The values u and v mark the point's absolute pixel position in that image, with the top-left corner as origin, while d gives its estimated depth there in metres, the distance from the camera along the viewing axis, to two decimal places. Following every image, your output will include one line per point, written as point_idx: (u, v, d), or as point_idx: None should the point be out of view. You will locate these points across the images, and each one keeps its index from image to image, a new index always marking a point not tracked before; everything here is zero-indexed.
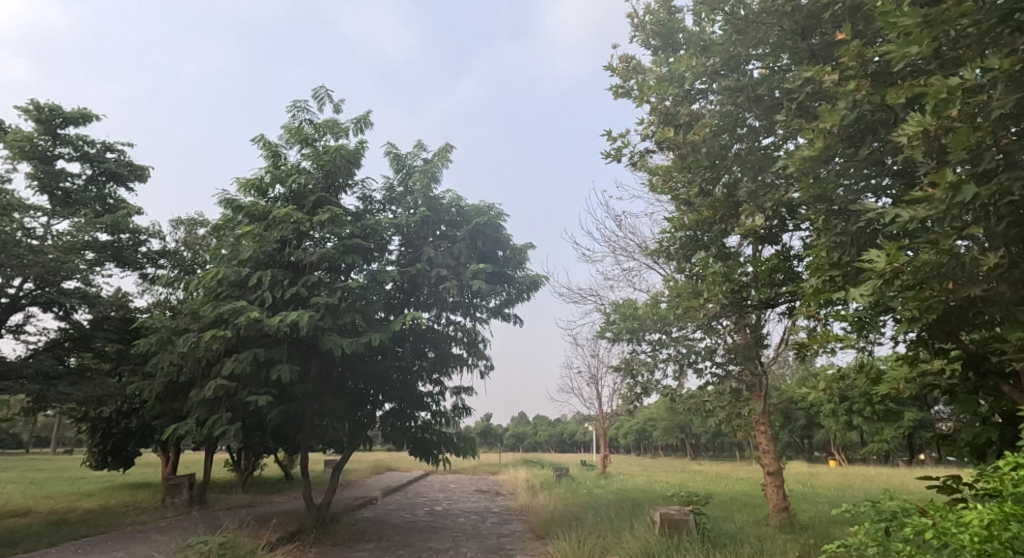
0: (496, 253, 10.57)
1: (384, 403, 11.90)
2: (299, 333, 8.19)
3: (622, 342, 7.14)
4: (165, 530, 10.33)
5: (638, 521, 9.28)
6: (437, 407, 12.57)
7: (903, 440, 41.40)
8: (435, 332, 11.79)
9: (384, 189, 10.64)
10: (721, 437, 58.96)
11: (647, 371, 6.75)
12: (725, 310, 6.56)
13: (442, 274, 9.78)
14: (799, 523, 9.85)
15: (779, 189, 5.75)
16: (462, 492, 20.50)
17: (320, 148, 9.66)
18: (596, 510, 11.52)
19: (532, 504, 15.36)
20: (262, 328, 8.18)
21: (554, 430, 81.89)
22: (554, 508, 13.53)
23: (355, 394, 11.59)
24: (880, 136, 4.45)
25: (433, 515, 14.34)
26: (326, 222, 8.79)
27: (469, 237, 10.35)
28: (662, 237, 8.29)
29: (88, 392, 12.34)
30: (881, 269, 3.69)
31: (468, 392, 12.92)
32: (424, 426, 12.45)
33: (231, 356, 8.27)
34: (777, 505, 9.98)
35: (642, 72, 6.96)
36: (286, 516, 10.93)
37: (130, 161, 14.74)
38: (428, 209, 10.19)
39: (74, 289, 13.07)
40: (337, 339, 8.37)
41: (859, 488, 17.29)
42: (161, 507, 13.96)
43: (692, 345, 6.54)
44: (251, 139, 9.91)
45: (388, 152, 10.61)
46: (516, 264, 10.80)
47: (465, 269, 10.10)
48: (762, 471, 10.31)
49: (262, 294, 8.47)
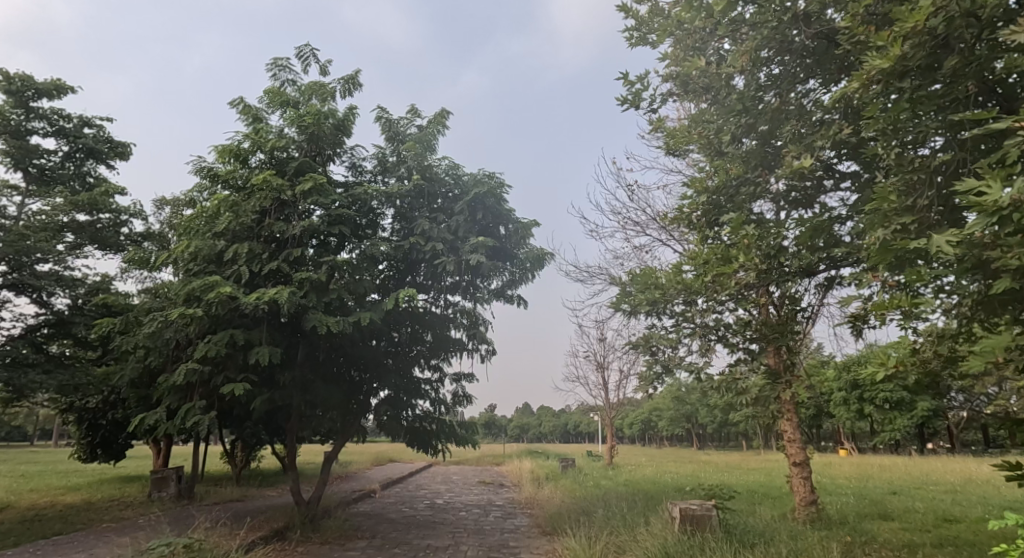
0: (498, 228, 9.77)
1: (380, 391, 11.16)
2: (280, 312, 7.38)
3: (639, 317, 6.28)
4: (140, 528, 9.55)
5: (655, 517, 8.47)
6: (436, 395, 11.83)
7: (915, 430, 40.60)
8: (433, 314, 11.04)
9: (376, 158, 9.84)
10: (728, 428, 58.26)
11: (668, 349, 5.92)
12: (759, 278, 5.72)
13: (438, 249, 8.97)
14: (829, 518, 9.04)
15: (827, 132, 4.88)
16: (464, 484, 19.75)
17: (305, 111, 8.85)
18: (608, 505, 10.68)
19: (538, 497, 14.58)
20: (238, 306, 7.37)
21: (558, 420, 81.33)
22: (561, 502, 12.72)
23: (348, 381, 10.84)
24: (971, 51, 3.59)
25: (433, 510, 13.60)
26: (311, 190, 7.97)
27: (467, 209, 9.53)
28: (681, 204, 7.45)
29: (64, 381, 11.56)
30: (995, 201, 2.84)
31: (469, 379, 12.15)
32: (422, 416, 11.71)
33: (205, 337, 7.47)
34: (804, 498, 9.16)
35: (661, 9, 6.09)
36: (272, 512, 10.18)
37: (110, 137, 13.92)
38: (423, 179, 9.38)
39: (49, 272, 12.24)
40: (321, 318, 7.57)
41: (880, 479, 16.48)
42: (146, 502, 13.25)
43: (722, 318, 5.69)
44: (229, 102, 9.06)
45: (380, 118, 9.80)
46: (519, 240, 9.98)
47: (463, 244, 9.28)
48: (788, 461, 9.48)
49: (239, 269, 7.65)
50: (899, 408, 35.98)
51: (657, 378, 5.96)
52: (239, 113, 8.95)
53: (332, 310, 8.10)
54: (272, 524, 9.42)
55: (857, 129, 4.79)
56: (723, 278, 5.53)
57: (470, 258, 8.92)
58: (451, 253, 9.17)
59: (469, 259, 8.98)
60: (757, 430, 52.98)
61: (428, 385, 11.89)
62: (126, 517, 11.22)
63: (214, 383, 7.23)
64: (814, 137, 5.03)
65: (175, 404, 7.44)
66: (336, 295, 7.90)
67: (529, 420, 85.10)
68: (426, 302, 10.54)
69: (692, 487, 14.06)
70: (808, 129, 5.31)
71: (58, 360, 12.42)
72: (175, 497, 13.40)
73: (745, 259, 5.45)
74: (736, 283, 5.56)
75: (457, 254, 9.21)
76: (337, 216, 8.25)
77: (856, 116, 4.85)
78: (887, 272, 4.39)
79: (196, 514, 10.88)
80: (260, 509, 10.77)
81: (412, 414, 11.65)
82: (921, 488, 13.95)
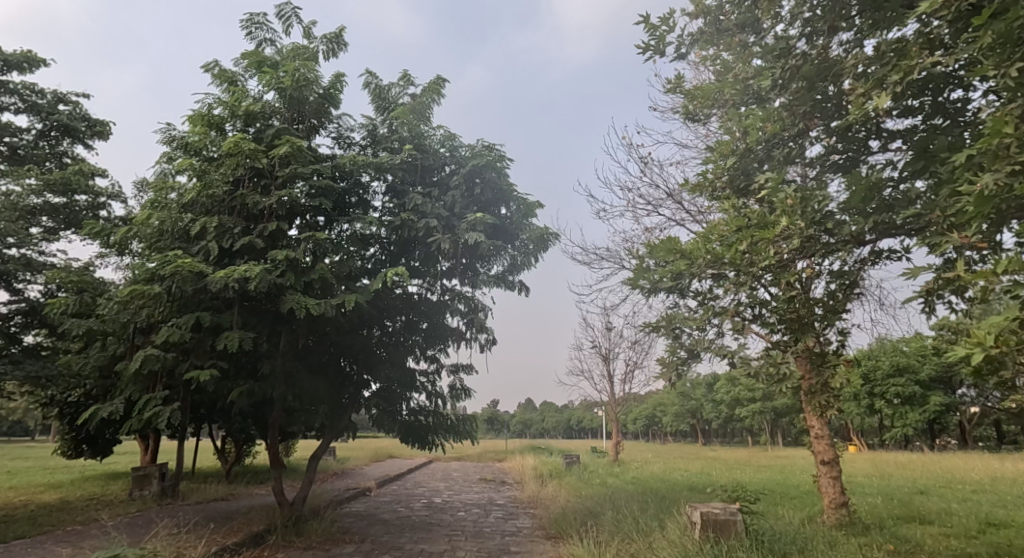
0: (498, 205, 8.95)
1: (372, 384, 10.39)
2: (253, 292, 6.58)
3: (660, 294, 5.43)
4: (108, 531, 8.79)
5: (671, 521, 7.68)
6: (433, 387, 11.06)
7: (926, 425, 39.76)
8: (428, 301, 10.28)
9: (365, 129, 9.02)
10: (733, 423, 57.53)
11: (694, 331, 5.06)
12: (804, 247, 4.86)
13: (433, 226, 8.20)
14: (862, 521, 8.24)
15: (896, 63, 4.03)
16: (465, 481, 19.01)
17: (284, 74, 8.01)
18: (617, 506, 9.91)
19: (541, 497, 13.79)
20: (206, 286, 6.57)
21: (561, 416, 80.76)
22: (566, 502, 11.94)
23: (338, 373, 10.06)
24: None
25: (431, 509, 12.85)
26: (288, 158, 7.15)
27: (464, 183, 8.69)
28: (704, 170, 6.63)
29: (33, 373, 10.77)
30: None
31: (468, 371, 11.38)
32: (417, 411, 10.91)
33: (168, 321, 6.67)
34: (834, 500, 8.36)
35: None
36: (253, 514, 9.41)
37: (88, 116, 13.12)
38: (415, 150, 8.57)
39: (19, 257, 11.43)
40: (300, 299, 6.79)
41: (902, 477, 15.67)
42: (126, 501, 12.52)
43: (759, 294, 4.85)
44: (202, 65, 8.18)
45: (369, 83, 8.97)
46: (522, 217, 9.17)
47: (460, 221, 8.48)
48: (815, 460, 8.66)
49: (208, 245, 6.85)
50: (910, 403, 35.18)
51: (681, 367, 5.10)
52: (213, 77, 8.10)
53: (312, 292, 7.34)
54: (251, 527, 8.66)
55: (933, 60, 3.94)
56: (762, 246, 4.70)
57: (468, 237, 8.16)
58: (447, 231, 8.42)
59: (466, 239, 8.21)
60: (764, 425, 52.18)
61: (424, 377, 11.13)
62: (100, 519, 10.47)
63: (178, 373, 6.45)
64: (879, 71, 4.16)
65: (135, 395, 6.66)
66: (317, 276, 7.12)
67: (532, 415, 84.47)
68: (421, 287, 9.74)
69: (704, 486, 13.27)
70: (866, 67, 4.46)
71: (29, 350, 11.64)
72: (156, 496, 12.66)
73: (790, 223, 4.58)
74: (776, 252, 4.73)
75: (454, 233, 8.45)
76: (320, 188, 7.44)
77: (932, 44, 4.00)
78: (976, 230, 3.55)
79: (173, 516, 10.12)
80: (241, 509, 10.01)
81: (407, 409, 10.86)
82: (948, 487, 13.15)
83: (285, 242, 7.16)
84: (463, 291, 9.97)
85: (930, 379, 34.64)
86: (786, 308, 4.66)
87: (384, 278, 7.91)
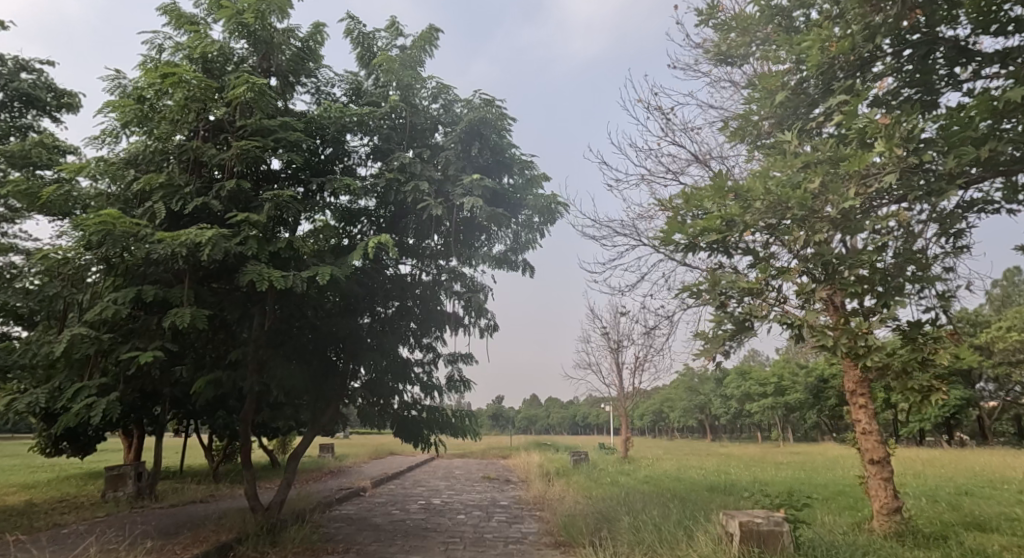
0: (499, 169, 7.88)
1: (360, 374, 9.38)
2: (208, 260, 5.55)
3: (701, 253, 4.32)
4: (57, 540, 7.79)
5: (700, 531, 6.58)
6: (428, 379, 10.05)
7: (943, 421, 38.53)
8: (422, 283, 9.27)
9: (347, 84, 7.94)
10: (742, 419, 56.34)
11: (746, 298, 3.97)
12: (893, 187, 3.77)
13: (423, 190, 7.22)
14: (919, 529, 7.13)
15: None
16: (467, 480, 17.99)
17: (251, 14, 6.90)
18: (634, 510, 8.89)
19: (548, 497, 12.74)
20: (151, 253, 5.52)
21: (567, 412, 79.78)
22: (575, 504, 10.91)
23: (322, 362, 9.06)
24: None
25: (428, 511, 11.81)
26: (252, 105, 6.09)
27: (460, 143, 7.63)
28: (746, 110, 5.57)
29: None
30: None
31: (467, 361, 10.35)
32: (411, 405, 9.88)
33: (107, 296, 5.62)
34: (885, 505, 7.23)
35: None
36: (224, 519, 8.39)
37: (55, 86, 12.14)
38: (403, 105, 7.54)
39: None
40: (263, 270, 5.75)
41: (937, 475, 14.58)
42: (97, 503, 11.54)
43: (834, 247, 3.76)
44: (158, 7, 7.09)
45: (351, 31, 7.88)
46: (527, 184, 8.10)
47: (455, 185, 7.44)
48: (863, 459, 7.55)
49: (156, 205, 5.81)
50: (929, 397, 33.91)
51: (728, 346, 4.02)
52: (170, 18, 7.00)
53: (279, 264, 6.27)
54: (220, 535, 7.66)
55: None
56: (838, 183, 3.60)
57: (462, 204, 7.16)
58: (440, 198, 7.43)
59: (460, 205, 7.21)
60: (775, 421, 51.04)
61: (419, 368, 10.11)
62: (60, 523, 9.49)
63: (116, 358, 5.42)
64: None
65: (69, 384, 5.64)
66: (286, 245, 6.09)
67: (537, 411, 83.48)
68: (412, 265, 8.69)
69: (726, 487, 12.21)
70: None
71: None
72: (129, 497, 11.68)
73: (877, 153, 3.49)
74: (856, 191, 3.64)
75: (448, 200, 7.44)
76: (290, 144, 6.40)
77: None
78: None
79: (139, 521, 9.13)
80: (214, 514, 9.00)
81: (399, 403, 9.85)
82: (993, 487, 12.06)
83: (249, 205, 6.12)
84: (459, 269, 8.92)
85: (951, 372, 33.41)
86: (873, 264, 3.58)
87: (368, 250, 6.88)
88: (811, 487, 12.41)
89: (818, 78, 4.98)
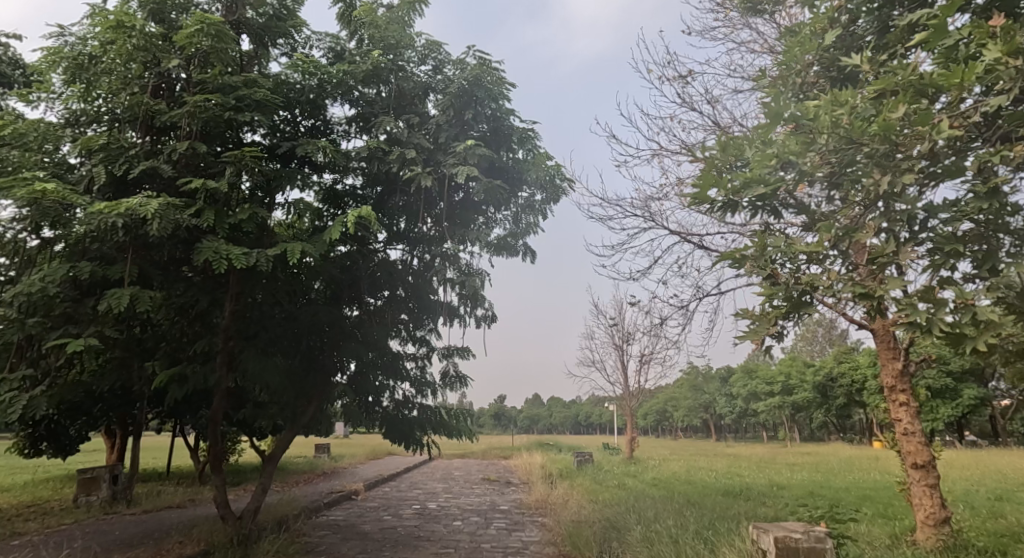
0: (497, 140, 7.07)
1: (346, 368, 8.59)
2: (150, 231, 4.74)
3: (742, 212, 3.47)
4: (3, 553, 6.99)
5: (725, 547, 5.74)
6: (421, 375, 9.26)
7: (954, 422, 37.72)
8: (413, 269, 8.47)
9: (327, 44, 7.10)
10: (747, 419, 55.49)
11: (800, 265, 3.14)
12: (999, 120, 2.90)
13: (411, 160, 6.43)
14: (970, 543, 6.29)
15: None
16: (465, 482, 17.16)
17: None
18: (646, 519, 8.10)
19: (551, 502, 11.94)
20: (85, 222, 4.72)
21: (569, 412, 78.99)
22: (580, 510, 10.11)
23: (304, 355, 8.28)
24: None
25: (422, 517, 11.01)
26: (204, 55, 5.24)
27: (453, 110, 6.81)
28: (781, 57, 4.72)
29: None
30: None
31: (464, 355, 9.56)
32: (401, 402, 9.09)
33: (36, 272, 4.82)
34: (931, 516, 6.38)
35: None
36: (192, 530, 7.58)
37: (21, 62, 11.32)
38: (389, 66, 6.73)
39: None
40: (218, 246, 4.96)
41: (962, 478, 13.73)
42: (67, 508, 10.76)
43: (920, 196, 2.90)
44: None
45: None
46: (528, 158, 7.28)
47: (447, 156, 6.63)
48: (904, 463, 6.72)
49: (95, 168, 5.00)
50: (941, 397, 33.09)
51: (780, 327, 3.20)
52: None
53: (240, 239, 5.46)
54: (184, 548, 6.85)
55: None
56: (931, 110, 2.74)
57: (455, 173, 6.39)
58: (430, 169, 6.68)
59: (452, 175, 6.44)
60: (780, 420, 50.25)
61: (412, 363, 9.32)
62: (19, 532, 8.70)
63: (45, 345, 4.65)
64: None
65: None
66: (248, 215, 5.26)
67: (539, 411, 82.68)
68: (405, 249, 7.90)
69: (742, 491, 11.41)
70: None
71: None
72: (103, 502, 10.87)
73: (984, 69, 2.67)
74: (952, 123, 2.77)
75: (440, 172, 6.67)
76: (256, 103, 5.59)
77: None
78: None
79: (102, 530, 8.34)
80: (184, 522, 8.19)
81: (390, 399, 9.06)
82: None
83: (208, 170, 5.32)
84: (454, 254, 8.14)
85: (963, 370, 32.60)
86: (975, 215, 2.74)
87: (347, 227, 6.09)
88: (831, 492, 11.61)
89: (873, 11, 4.13)
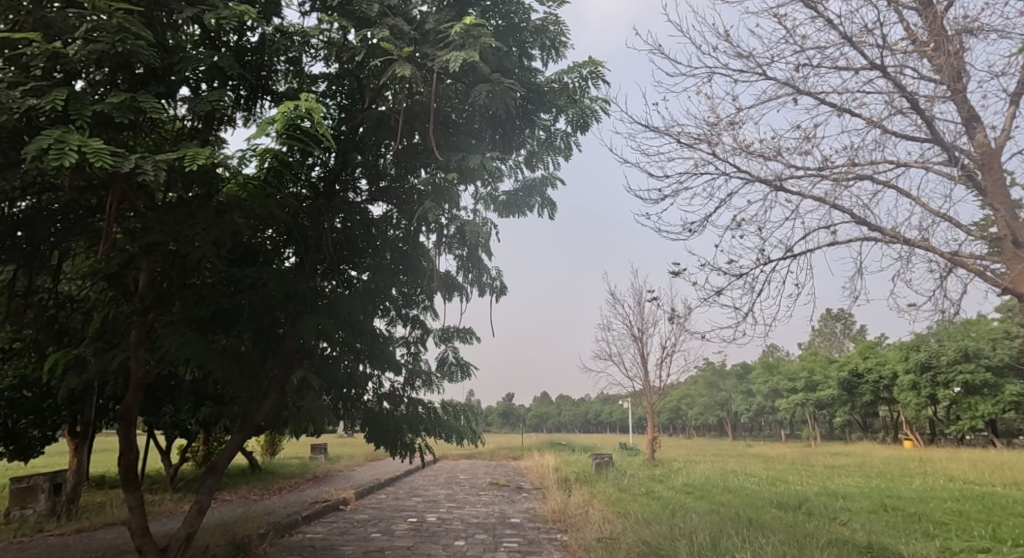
0: (510, 40, 5.36)
1: (318, 350, 6.74)
2: None
3: None
4: None
5: None
6: (413, 363, 7.43)
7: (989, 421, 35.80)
8: (400, 225, 6.72)
9: None
10: (765, 417, 53.64)
11: None
12: None
13: (386, 43, 4.67)
14: None
15: None
16: (471, 487, 15.42)
17: None
18: (699, 546, 6.20)
19: (569, 515, 10.16)
20: None
21: (578, 410, 76.88)
22: (607, 528, 8.29)
23: (262, 336, 6.45)
24: None
25: (419, 535, 9.22)
26: None
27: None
28: None
29: None
30: None
31: (465, 339, 7.74)
32: (387, 394, 7.26)
33: None
34: None
35: None
36: None
37: None
38: None
39: None
40: (64, 134, 3.13)
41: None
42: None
43: None
44: None
45: None
46: (551, 55, 5.46)
47: (440, 51, 4.86)
48: None
49: None
50: (978, 393, 31.72)
51: None
52: None
53: (115, 137, 3.52)
54: None
55: None
56: None
57: (446, 63, 4.61)
58: (413, 62, 4.93)
59: (443, 65, 4.65)
60: (801, 418, 48.31)
61: (402, 350, 7.50)
62: None
63: None
64: None
65: None
66: (125, 100, 3.43)
67: (548, 409, 80.65)
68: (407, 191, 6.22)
69: (803, 505, 9.46)
70: None
71: None
72: (39, 517, 9.10)
73: None
74: None
75: (429, 69, 4.92)
76: None
77: None
78: None
79: None
80: (105, 551, 6.38)
81: (373, 393, 7.25)
82: None
83: (60, 36, 3.49)
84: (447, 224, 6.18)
85: (1004, 364, 30.73)
86: None
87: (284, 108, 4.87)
88: (904, 505, 9.77)
89: None
